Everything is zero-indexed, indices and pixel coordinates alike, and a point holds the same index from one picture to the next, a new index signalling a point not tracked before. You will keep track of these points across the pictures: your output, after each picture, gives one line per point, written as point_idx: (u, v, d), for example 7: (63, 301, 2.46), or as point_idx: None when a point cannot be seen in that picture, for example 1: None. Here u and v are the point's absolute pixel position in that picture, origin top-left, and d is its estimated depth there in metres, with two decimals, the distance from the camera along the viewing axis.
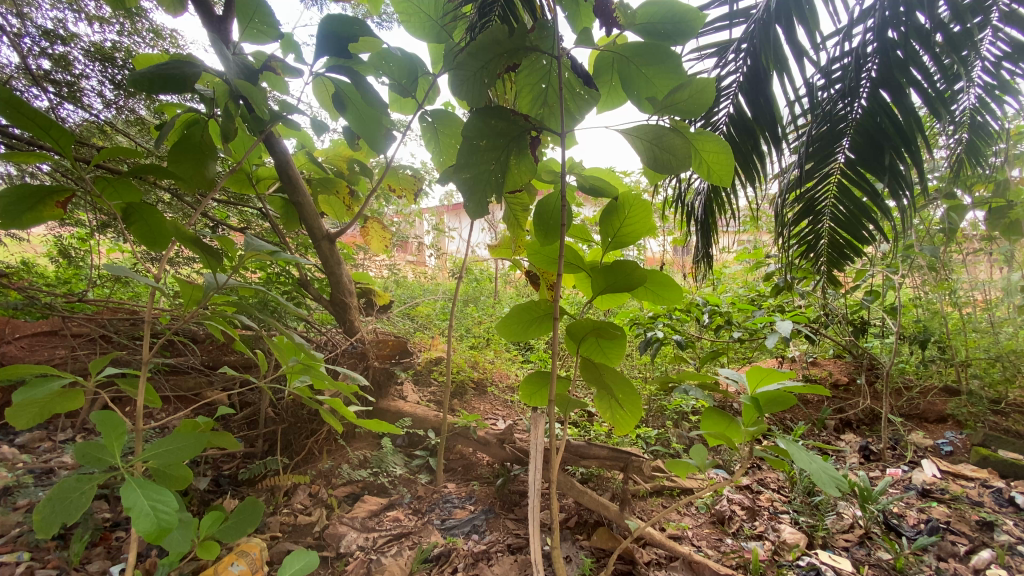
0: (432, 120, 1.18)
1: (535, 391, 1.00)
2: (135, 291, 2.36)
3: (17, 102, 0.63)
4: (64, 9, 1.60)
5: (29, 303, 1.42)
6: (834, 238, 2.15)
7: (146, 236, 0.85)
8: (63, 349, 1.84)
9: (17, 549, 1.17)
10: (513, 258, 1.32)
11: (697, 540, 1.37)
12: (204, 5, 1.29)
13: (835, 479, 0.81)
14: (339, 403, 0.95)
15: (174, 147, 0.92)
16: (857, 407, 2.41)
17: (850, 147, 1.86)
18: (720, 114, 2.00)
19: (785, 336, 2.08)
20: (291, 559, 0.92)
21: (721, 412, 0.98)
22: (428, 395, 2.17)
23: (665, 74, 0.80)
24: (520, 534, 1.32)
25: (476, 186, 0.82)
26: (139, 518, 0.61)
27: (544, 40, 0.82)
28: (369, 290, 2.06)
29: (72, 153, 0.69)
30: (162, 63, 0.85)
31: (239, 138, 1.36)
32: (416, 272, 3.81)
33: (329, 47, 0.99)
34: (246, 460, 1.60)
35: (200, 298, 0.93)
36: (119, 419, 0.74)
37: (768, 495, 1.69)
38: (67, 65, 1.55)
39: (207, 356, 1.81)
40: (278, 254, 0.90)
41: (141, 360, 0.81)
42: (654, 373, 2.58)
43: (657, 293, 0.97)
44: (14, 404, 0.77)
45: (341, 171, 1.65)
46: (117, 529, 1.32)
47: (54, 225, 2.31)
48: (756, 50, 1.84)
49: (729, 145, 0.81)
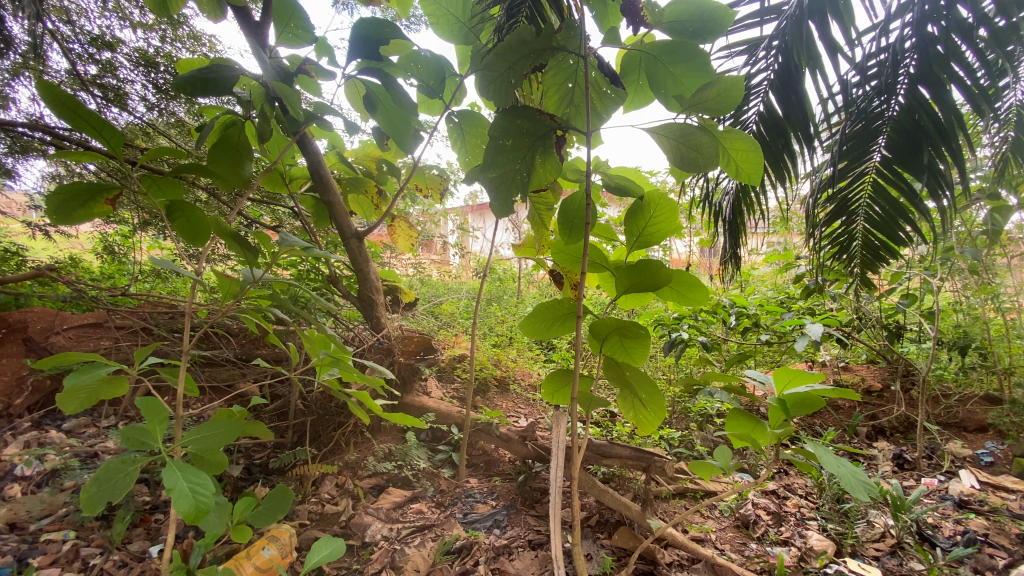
0: (458, 120, 1.20)
1: (556, 389, 1.01)
2: (175, 285, 2.47)
3: (73, 103, 0.67)
4: (111, 16, 1.82)
5: (78, 295, 1.52)
6: (868, 239, 2.09)
7: (187, 231, 0.88)
8: (107, 340, 1.93)
9: (65, 527, 1.25)
10: (537, 258, 1.35)
11: (720, 543, 1.35)
12: (243, 11, 1.32)
13: (866, 486, 0.79)
14: (366, 396, 0.99)
15: (213, 147, 0.96)
16: (890, 413, 2.32)
17: (887, 146, 1.81)
18: (749, 113, 1.97)
19: (815, 340, 2.02)
20: (319, 546, 0.95)
21: (747, 413, 0.96)
22: (451, 391, 2.19)
23: (693, 73, 0.80)
24: (541, 530, 1.32)
25: (501, 185, 0.84)
26: (180, 498, 0.65)
27: (571, 40, 0.83)
28: (396, 287, 2.09)
29: (122, 154, 0.73)
30: (202, 67, 0.89)
31: (274, 139, 1.41)
32: (440, 271, 3.89)
33: (361, 50, 1.02)
34: (276, 451, 1.65)
35: (236, 292, 0.96)
36: (162, 406, 0.79)
37: (795, 501, 1.65)
38: (113, 69, 1.76)
39: (241, 348, 1.87)
40: (310, 251, 0.94)
41: (181, 351, 0.85)
42: (678, 375, 2.54)
43: (683, 294, 0.96)
44: (65, 390, 0.83)
45: (370, 171, 1.68)
46: (156, 511, 1.37)
47: (100, 223, 2.45)
48: (788, 47, 1.79)
49: (758, 144, 0.80)
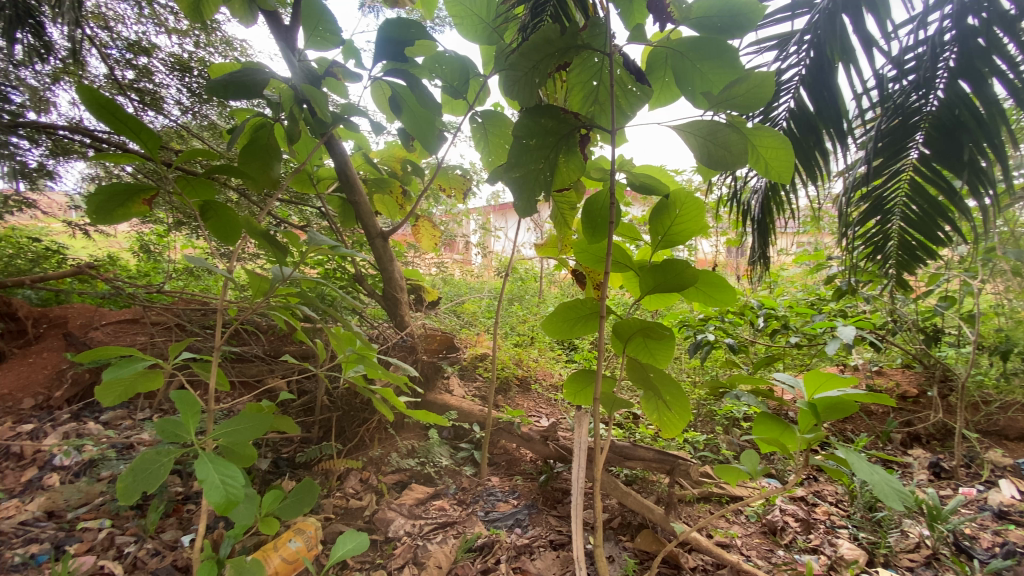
0: (482, 120, 1.21)
1: (579, 389, 1.00)
2: (207, 283, 2.54)
3: (112, 107, 0.69)
4: (148, 23, 1.90)
5: (115, 292, 1.58)
6: (904, 239, 2.02)
7: (219, 231, 0.91)
8: (143, 335, 2.00)
9: (102, 516, 1.31)
10: (559, 257, 1.35)
11: (746, 549, 1.33)
12: (274, 16, 1.35)
13: (900, 494, 0.77)
14: (391, 393, 1.03)
15: (244, 149, 0.99)
16: (926, 420, 2.23)
17: (925, 142, 1.74)
18: (779, 109, 1.92)
19: (847, 344, 1.96)
20: (344, 539, 0.99)
21: (775, 417, 0.94)
22: (474, 390, 2.20)
23: (721, 69, 0.78)
24: (563, 530, 1.32)
25: (525, 185, 0.84)
26: (211, 490, 0.68)
27: (596, 37, 0.83)
28: (419, 286, 2.10)
29: (158, 155, 0.75)
30: (234, 71, 0.92)
31: (302, 140, 1.44)
32: (463, 271, 3.92)
33: (387, 52, 1.04)
34: (303, 445, 1.67)
35: (266, 289, 0.98)
36: (195, 399, 0.82)
37: (825, 508, 1.60)
38: (149, 74, 1.88)
39: (270, 345, 1.91)
40: (337, 250, 0.96)
41: (213, 346, 0.88)
42: (703, 377, 2.49)
43: (709, 295, 0.94)
44: (104, 383, 0.87)
45: (394, 171, 1.71)
46: (188, 502, 1.41)
47: (137, 223, 2.55)
48: (820, 41, 1.74)
49: (788, 141, 0.78)
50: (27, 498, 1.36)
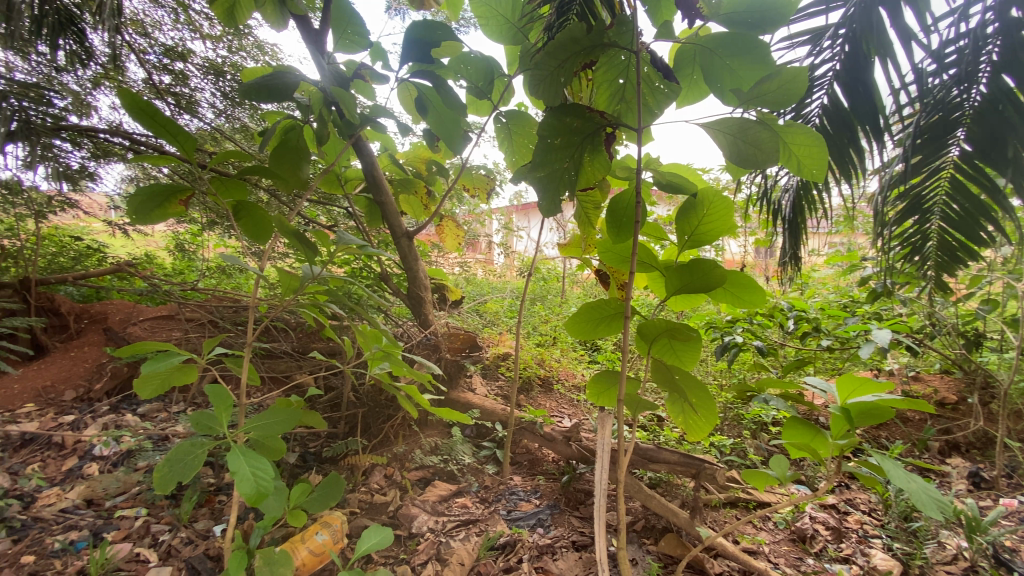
0: (506, 120, 1.21)
1: (602, 390, 1.00)
2: (238, 281, 2.62)
3: (151, 110, 0.72)
4: (184, 29, 1.97)
5: (151, 290, 1.68)
6: (944, 239, 1.93)
7: (251, 230, 0.94)
8: (178, 331, 2.07)
9: (138, 505, 1.36)
10: (582, 257, 1.34)
11: (774, 557, 1.29)
12: (303, 20, 1.37)
13: (936, 503, 0.74)
14: (415, 390, 1.05)
15: (275, 150, 1.02)
16: (967, 428, 2.13)
17: (966, 139, 1.68)
18: (812, 106, 1.87)
19: (882, 347, 1.89)
20: (369, 533, 1.01)
21: (806, 422, 0.92)
22: (496, 389, 2.21)
23: (752, 65, 0.76)
24: (585, 532, 1.31)
25: (549, 184, 0.85)
26: (242, 481, 0.70)
27: (623, 35, 0.82)
28: (443, 285, 2.12)
29: (193, 156, 0.78)
30: (266, 75, 0.94)
31: (331, 142, 1.47)
32: (485, 270, 3.94)
33: (413, 53, 1.05)
34: (329, 440, 1.70)
35: (296, 287, 1.01)
36: (227, 393, 0.84)
37: (857, 517, 1.55)
38: (185, 79, 1.96)
39: (298, 342, 1.96)
40: (364, 249, 0.98)
41: (245, 342, 0.91)
42: (730, 380, 2.44)
43: (737, 296, 0.93)
44: (142, 376, 0.90)
45: (419, 172, 1.73)
46: (220, 492, 1.45)
47: (172, 223, 2.64)
48: (855, 35, 1.69)
49: (822, 137, 0.76)
50: (67, 486, 1.42)
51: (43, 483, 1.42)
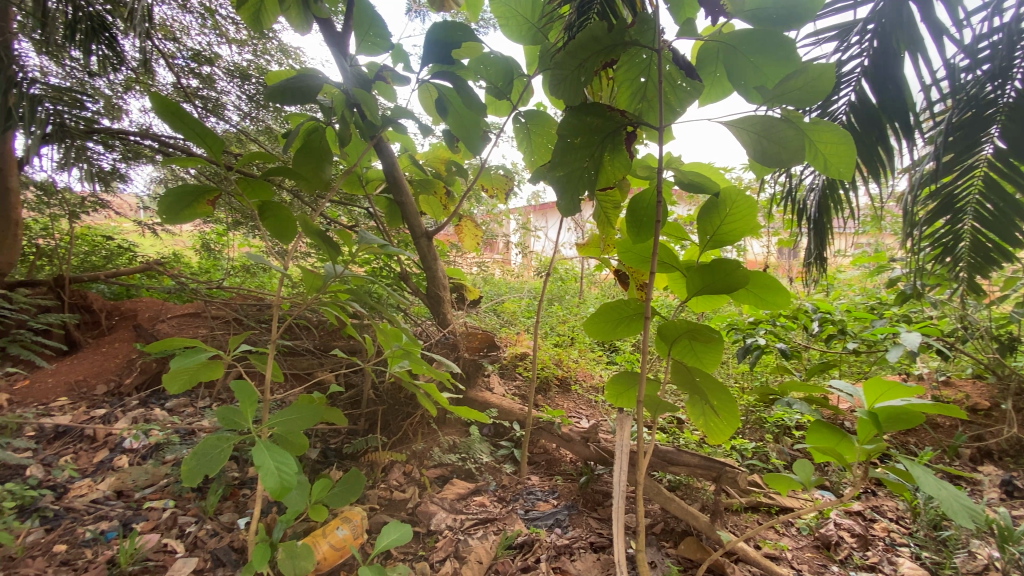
0: (525, 120, 1.21)
1: (621, 392, 0.99)
2: (261, 280, 2.67)
3: (181, 113, 0.75)
4: (211, 34, 2.03)
5: (178, 288, 1.74)
6: (977, 240, 1.86)
7: (276, 229, 0.96)
8: (205, 328, 2.12)
9: (166, 497, 1.40)
10: (601, 257, 1.34)
11: (797, 563, 1.27)
12: (327, 23, 1.39)
13: (969, 511, 0.72)
14: (434, 388, 1.05)
15: (298, 152, 1.04)
16: (1000, 435, 2.03)
17: (1001, 136, 1.63)
18: (839, 103, 1.83)
19: (911, 351, 1.84)
20: (389, 530, 1.02)
21: (831, 426, 0.89)
22: (514, 388, 2.21)
23: (777, 63, 0.75)
24: (603, 533, 1.30)
25: (568, 184, 0.85)
26: (267, 475, 0.72)
27: (644, 34, 0.81)
28: (462, 285, 2.13)
29: (221, 158, 0.80)
30: (290, 78, 0.96)
31: (353, 143, 1.50)
32: (502, 270, 3.95)
33: (434, 55, 1.06)
34: (350, 436, 1.73)
35: (318, 286, 1.03)
36: (252, 389, 0.86)
37: (884, 525, 1.51)
38: (212, 82, 2.03)
39: (320, 340, 1.99)
40: (385, 249, 1.00)
41: (270, 339, 0.93)
42: (752, 383, 2.40)
43: (761, 297, 0.91)
44: (171, 371, 0.93)
45: (439, 172, 1.75)
46: (244, 486, 1.48)
47: (199, 223, 2.72)
48: (885, 30, 1.64)
49: (849, 135, 0.74)
50: (98, 478, 1.47)
51: (75, 474, 1.47)
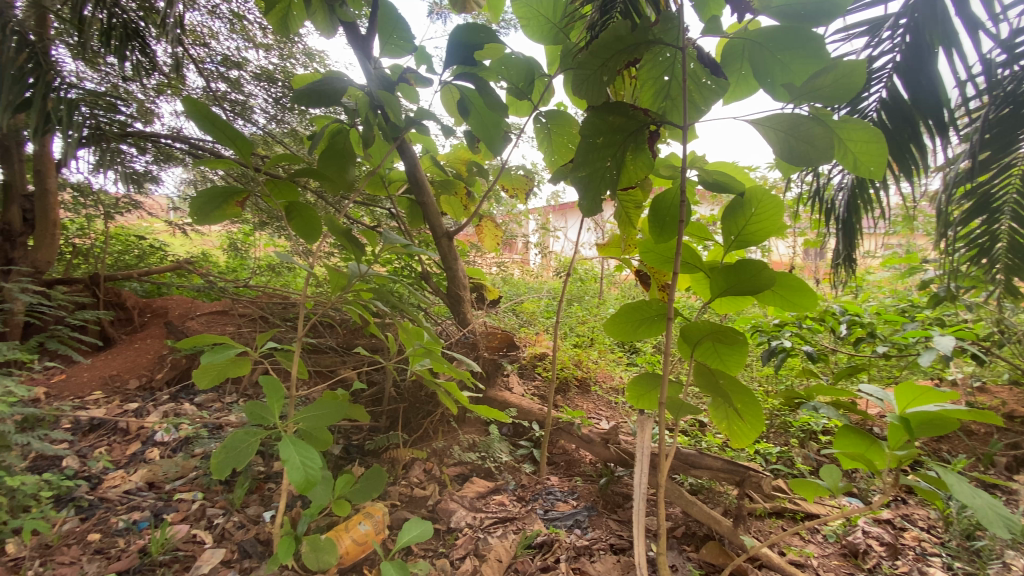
0: (546, 120, 1.22)
1: (642, 393, 0.98)
2: (286, 279, 2.73)
3: (211, 116, 0.77)
4: (239, 39, 2.09)
5: (208, 286, 1.79)
6: (1015, 241, 1.81)
7: (303, 229, 0.98)
8: (232, 326, 2.18)
9: (195, 489, 1.44)
10: (622, 257, 1.33)
11: (822, 571, 1.24)
12: (351, 26, 1.41)
13: (1006, 521, 0.70)
14: (455, 386, 1.06)
15: (323, 154, 1.06)
16: None
17: None
18: (869, 100, 1.78)
19: (945, 355, 1.78)
20: (410, 526, 1.04)
21: (860, 431, 0.87)
22: (533, 388, 2.21)
23: (805, 60, 0.74)
24: (623, 535, 1.30)
25: (590, 184, 0.85)
26: (293, 469, 0.74)
27: (668, 32, 0.81)
28: (482, 285, 2.13)
29: (249, 159, 0.82)
30: (316, 81, 0.98)
31: (377, 144, 1.52)
32: (521, 270, 3.95)
33: (457, 56, 1.07)
34: (371, 433, 1.75)
35: (343, 285, 1.05)
36: (279, 386, 0.88)
37: (915, 534, 1.46)
38: (240, 86, 2.08)
39: (343, 338, 2.02)
40: (408, 248, 1.02)
41: (296, 336, 0.96)
42: (776, 386, 2.35)
43: (787, 299, 0.89)
44: (201, 367, 0.96)
45: (460, 173, 1.77)
46: (270, 480, 1.51)
47: (226, 224, 2.79)
48: (918, 25, 1.59)
49: (880, 132, 0.73)
50: (131, 469, 1.53)
51: (109, 465, 1.53)
